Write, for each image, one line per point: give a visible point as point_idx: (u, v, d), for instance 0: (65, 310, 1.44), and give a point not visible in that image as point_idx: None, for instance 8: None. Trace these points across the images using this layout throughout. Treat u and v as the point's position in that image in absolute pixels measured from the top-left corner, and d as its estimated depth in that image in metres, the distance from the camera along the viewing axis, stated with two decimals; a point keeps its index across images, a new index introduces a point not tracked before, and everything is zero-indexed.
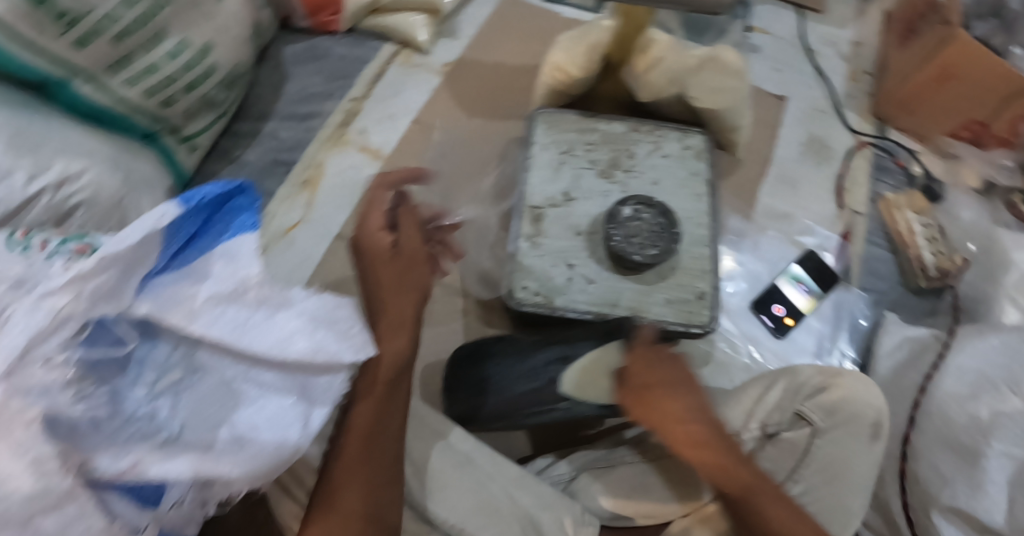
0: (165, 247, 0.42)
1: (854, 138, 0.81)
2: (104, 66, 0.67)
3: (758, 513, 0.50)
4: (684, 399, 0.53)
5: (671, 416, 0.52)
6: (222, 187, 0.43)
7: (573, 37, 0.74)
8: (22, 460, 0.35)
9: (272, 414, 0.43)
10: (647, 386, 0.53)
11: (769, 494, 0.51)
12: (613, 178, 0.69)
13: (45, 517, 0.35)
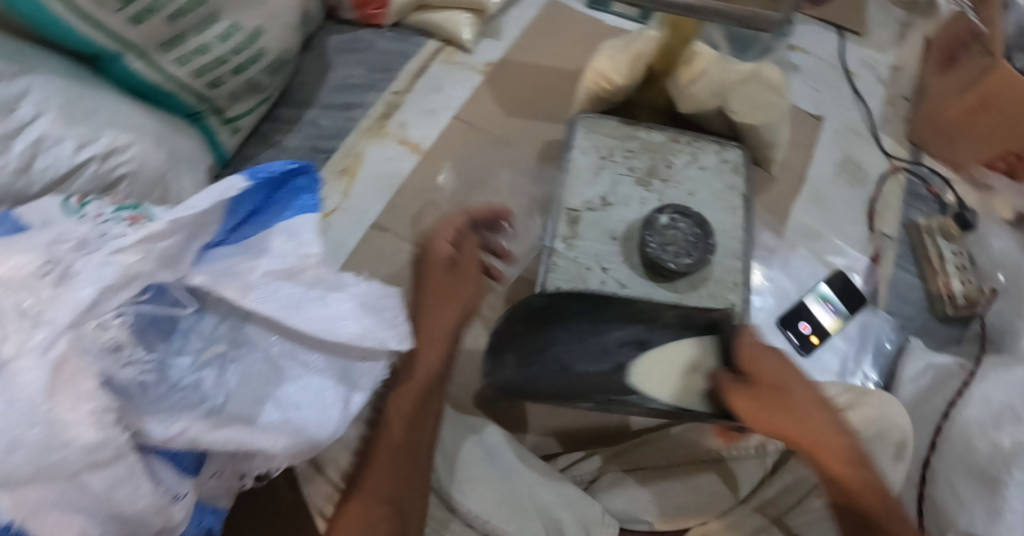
0: (226, 220, 0.44)
1: (889, 163, 0.81)
2: (157, 44, 0.68)
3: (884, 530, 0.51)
4: (811, 402, 0.52)
5: (805, 419, 0.51)
6: (287, 168, 0.45)
7: (619, 45, 0.75)
8: (82, 410, 0.34)
9: (313, 394, 0.44)
10: (777, 388, 0.52)
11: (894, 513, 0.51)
12: (650, 187, 0.69)
13: (92, 475, 0.36)
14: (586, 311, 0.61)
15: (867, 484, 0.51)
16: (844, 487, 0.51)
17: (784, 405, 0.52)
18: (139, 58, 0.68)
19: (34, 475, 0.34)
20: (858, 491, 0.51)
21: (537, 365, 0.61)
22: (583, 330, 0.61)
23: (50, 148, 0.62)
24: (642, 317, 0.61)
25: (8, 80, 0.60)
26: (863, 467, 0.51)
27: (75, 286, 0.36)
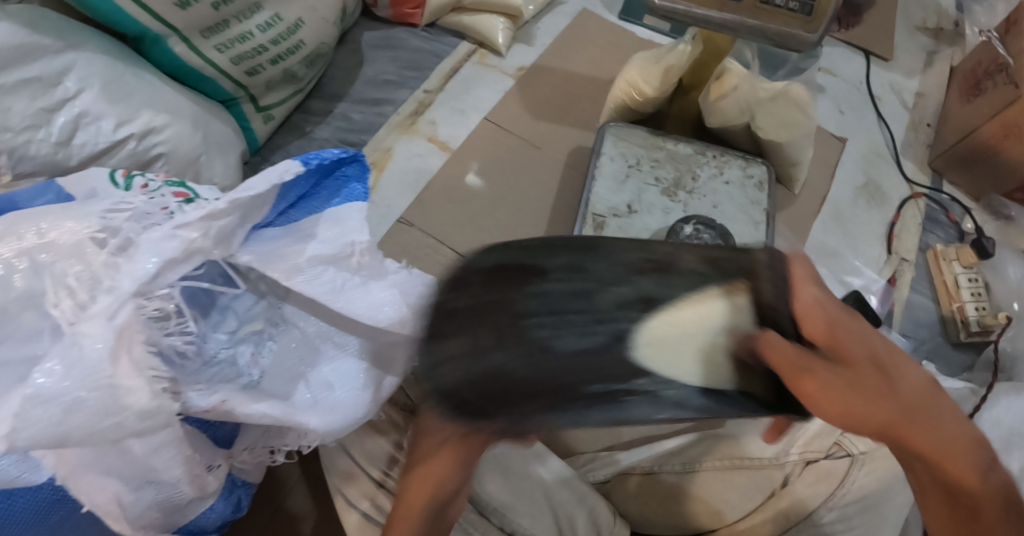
0: (279, 204, 0.45)
1: (909, 188, 0.82)
2: (200, 29, 0.70)
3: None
4: (923, 388, 0.40)
5: (914, 408, 0.39)
6: (338, 155, 0.46)
7: (649, 57, 0.75)
8: (141, 375, 0.35)
9: (344, 374, 0.45)
10: (879, 369, 0.40)
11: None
12: (675, 197, 0.70)
13: (136, 441, 0.37)
14: (568, 265, 0.45)
15: (996, 496, 0.39)
16: (965, 501, 0.40)
17: (885, 389, 0.39)
18: (181, 42, 0.70)
19: (87, 436, 0.35)
20: (984, 507, 0.39)
21: (505, 347, 0.42)
22: (569, 287, 0.44)
23: (90, 124, 0.64)
24: (656, 263, 0.46)
25: (54, 56, 0.62)
26: (991, 474, 0.40)
27: (139, 256, 0.37)
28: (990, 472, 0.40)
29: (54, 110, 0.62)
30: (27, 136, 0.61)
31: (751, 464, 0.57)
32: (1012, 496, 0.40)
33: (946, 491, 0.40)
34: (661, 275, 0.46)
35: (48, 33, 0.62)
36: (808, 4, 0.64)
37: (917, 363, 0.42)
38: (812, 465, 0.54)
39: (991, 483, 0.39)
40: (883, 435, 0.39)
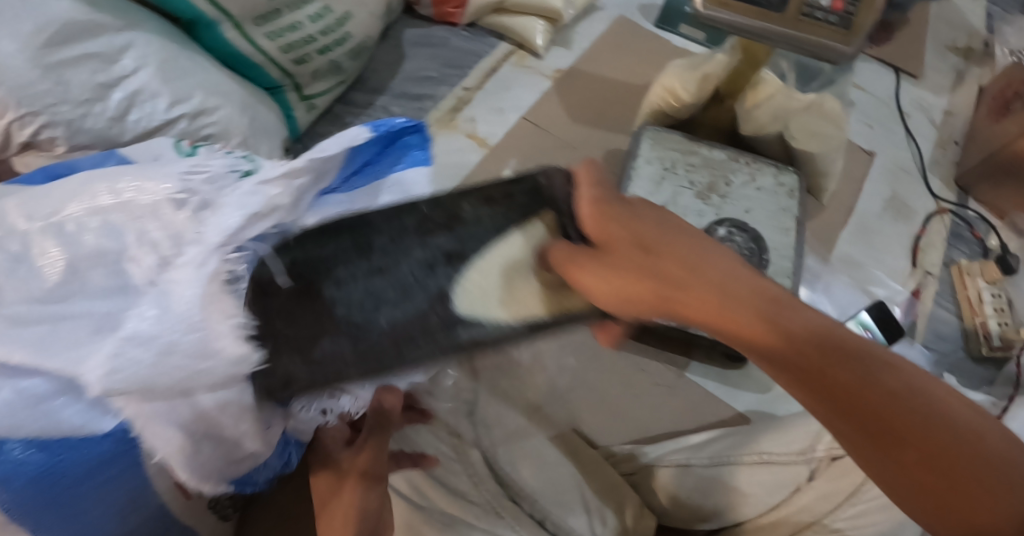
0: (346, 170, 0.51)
1: (935, 203, 0.84)
2: (252, 17, 0.72)
3: (845, 384, 0.40)
4: (692, 251, 0.44)
5: (685, 274, 0.43)
6: (404, 126, 0.53)
7: (686, 65, 0.78)
8: (228, 323, 0.42)
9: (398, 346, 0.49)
10: (644, 243, 0.44)
11: (851, 359, 0.41)
12: (708, 201, 0.72)
13: (203, 394, 0.43)
14: (353, 246, 0.45)
15: (815, 338, 0.41)
16: (781, 357, 0.41)
17: (649, 262, 0.43)
18: (233, 27, 0.72)
19: (174, 380, 0.41)
20: (804, 355, 0.41)
21: (326, 336, 0.43)
22: (366, 265, 0.45)
23: (145, 102, 0.66)
24: (441, 221, 0.46)
25: (113, 34, 0.65)
26: (801, 319, 0.42)
27: (225, 214, 0.44)
28: (798, 317, 0.42)
29: (111, 86, 0.65)
30: (84, 110, 0.63)
31: (777, 460, 0.59)
32: (833, 336, 0.41)
33: (759, 352, 0.42)
34: (453, 230, 0.46)
35: (108, 12, 0.64)
36: (847, 16, 0.65)
37: (689, 231, 0.45)
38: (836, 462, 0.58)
39: (796, 326, 0.41)
40: (665, 304, 0.43)
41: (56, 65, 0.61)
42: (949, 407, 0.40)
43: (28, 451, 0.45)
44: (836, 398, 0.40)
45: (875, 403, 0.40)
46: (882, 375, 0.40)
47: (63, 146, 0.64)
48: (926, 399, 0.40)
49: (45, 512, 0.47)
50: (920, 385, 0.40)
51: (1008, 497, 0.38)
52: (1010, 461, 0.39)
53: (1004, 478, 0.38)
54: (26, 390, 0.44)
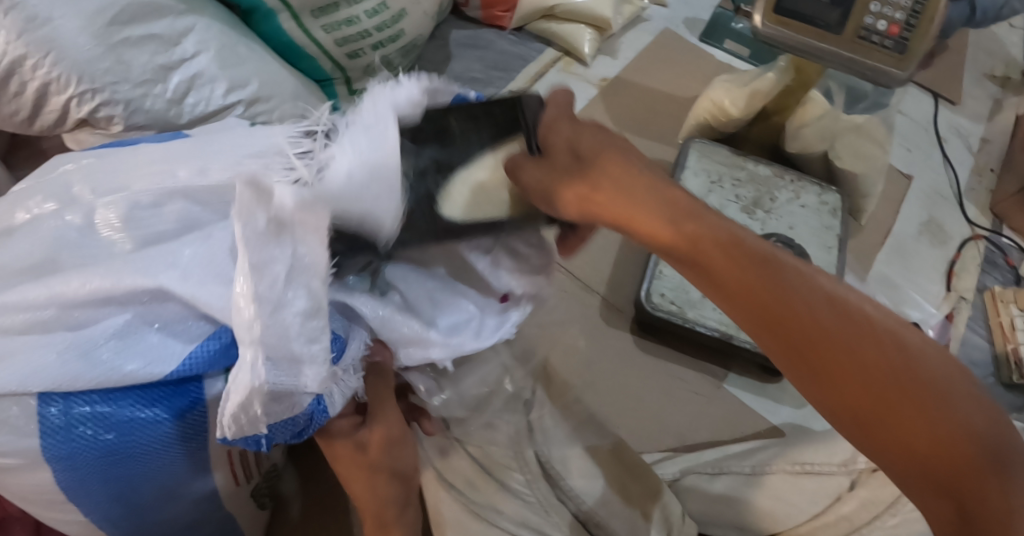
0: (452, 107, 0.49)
1: (970, 229, 0.85)
2: (309, 9, 0.75)
3: (733, 279, 0.41)
4: (618, 166, 0.46)
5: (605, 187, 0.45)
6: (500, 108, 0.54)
7: (733, 80, 0.79)
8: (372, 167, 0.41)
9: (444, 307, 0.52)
10: (574, 159, 0.46)
11: (754, 260, 0.41)
12: (754, 215, 0.73)
13: (298, 293, 0.40)
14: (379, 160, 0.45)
15: (722, 242, 0.42)
16: (680, 254, 0.43)
17: (574, 174, 0.46)
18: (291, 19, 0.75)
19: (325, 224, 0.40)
20: (709, 256, 0.42)
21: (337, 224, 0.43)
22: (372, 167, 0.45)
23: (203, 88, 0.68)
24: (432, 134, 0.47)
25: (175, 17, 0.66)
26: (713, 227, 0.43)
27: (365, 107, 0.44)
28: (709, 224, 0.43)
29: (171, 68, 0.66)
30: (143, 90, 0.64)
31: (818, 470, 0.59)
32: (744, 244, 0.42)
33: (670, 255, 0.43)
34: (442, 142, 0.47)
35: None
36: (902, 41, 0.65)
37: (626, 152, 0.47)
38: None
39: (700, 232, 0.42)
40: (586, 205, 0.45)
41: (118, 45, 0.62)
42: (872, 319, 0.39)
43: (90, 429, 0.46)
44: (739, 301, 0.41)
45: (781, 310, 0.40)
46: (796, 283, 0.40)
47: (120, 125, 0.65)
48: (840, 307, 0.39)
49: (104, 480, 0.48)
50: (844, 309, 0.40)
51: (916, 412, 0.37)
52: (924, 374, 0.38)
53: (917, 389, 0.37)
54: (104, 327, 0.45)
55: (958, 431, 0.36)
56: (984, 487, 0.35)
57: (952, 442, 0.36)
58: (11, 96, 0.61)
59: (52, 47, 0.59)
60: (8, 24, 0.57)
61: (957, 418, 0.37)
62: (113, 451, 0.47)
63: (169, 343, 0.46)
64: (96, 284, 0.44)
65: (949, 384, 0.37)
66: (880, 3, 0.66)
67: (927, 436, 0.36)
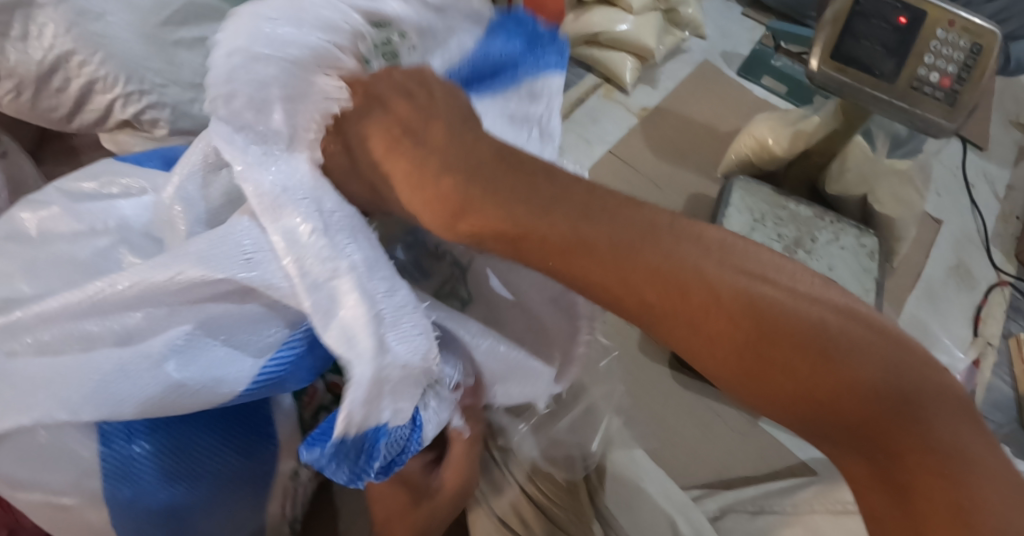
0: (470, 61, 0.53)
1: (996, 275, 0.86)
2: None
3: (595, 275, 0.40)
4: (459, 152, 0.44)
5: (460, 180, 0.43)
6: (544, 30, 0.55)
7: (778, 119, 0.80)
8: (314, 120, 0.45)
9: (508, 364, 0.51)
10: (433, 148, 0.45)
11: (607, 244, 0.40)
12: (795, 255, 0.74)
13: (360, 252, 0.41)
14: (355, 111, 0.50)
15: (592, 220, 0.41)
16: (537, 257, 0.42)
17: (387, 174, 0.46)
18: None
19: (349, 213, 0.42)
20: (589, 238, 0.41)
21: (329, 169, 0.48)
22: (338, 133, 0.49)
23: None
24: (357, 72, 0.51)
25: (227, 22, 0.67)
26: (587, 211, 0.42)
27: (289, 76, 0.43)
28: (575, 207, 0.42)
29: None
30: (192, 95, 0.65)
31: None
32: (618, 223, 0.41)
33: (540, 248, 0.41)
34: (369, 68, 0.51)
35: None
36: (953, 93, 0.66)
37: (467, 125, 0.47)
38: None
39: (523, 216, 0.41)
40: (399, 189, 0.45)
41: (170, 45, 0.64)
42: (753, 279, 0.39)
43: (155, 452, 0.44)
44: (621, 283, 0.40)
45: (663, 304, 0.39)
46: (660, 253, 0.40)
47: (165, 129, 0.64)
48: (686, 272, 0.39)
49: (166, 500, 0.45)
50: (700, 275, 0.39)
51: (816, 368, 0.37)
52: (806, 328, 0.37)
53: (808, 347, 0.37)
54: (162, 340, 0.42)
55: (851, 384, 0.36)
56: (897, 432, 0.35)
57: (854, 393, 0.36)
58: (52, 92, 0.61)
59: (101, 44, 0.60)
60: (58, 17, 0.58)
61: (854, 374, 0.36)
62: (179, 462, 0.45)
63: (235, 355, 0.43)
64: (153, 285, 0.41)
65: (830, 326, 0.37)
66: (933, 56, 0.66)
67: (827, 393, 0.36)
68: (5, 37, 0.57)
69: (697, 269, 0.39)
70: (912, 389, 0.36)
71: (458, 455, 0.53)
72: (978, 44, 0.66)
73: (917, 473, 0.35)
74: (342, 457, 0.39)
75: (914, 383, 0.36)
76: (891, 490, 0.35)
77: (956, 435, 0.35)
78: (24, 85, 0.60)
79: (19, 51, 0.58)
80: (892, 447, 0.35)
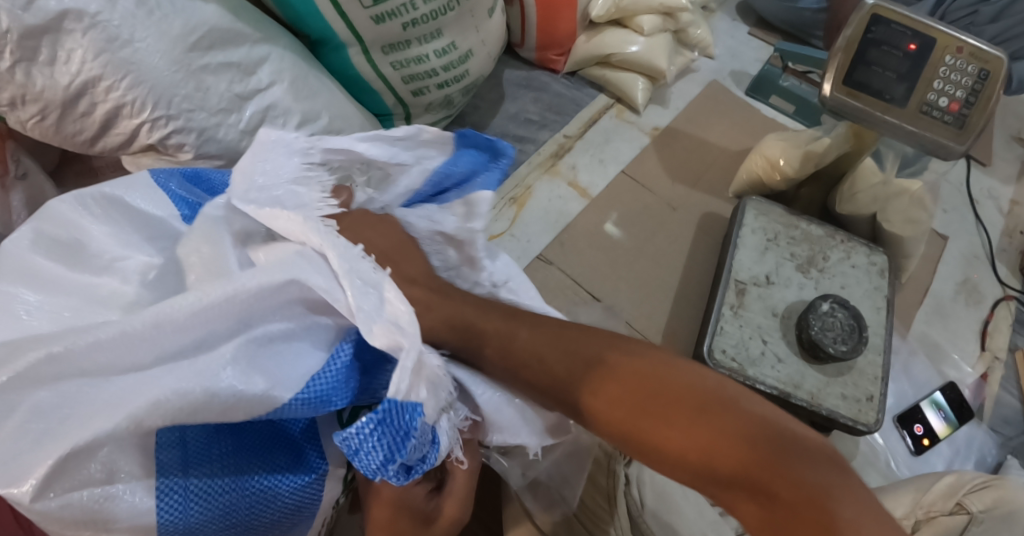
0: (432, 178, 0.59)
1: (1002, 290, 0.88)
2: (381, 45, 0.75)
3: (550, 370, 0.50)
4: (428, 276, 0.56)
5: (432, 305, 0.53)
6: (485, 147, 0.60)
7: (789, 138, 0.82)
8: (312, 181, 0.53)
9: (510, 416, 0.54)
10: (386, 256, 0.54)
11: (562, 339, 0.51)
12: (808, 274, 0.76)
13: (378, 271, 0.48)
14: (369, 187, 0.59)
15: (565, 356, 0.50)
16: (515, 356, 0.52)
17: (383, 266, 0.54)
18: (361, 53, 0.76)
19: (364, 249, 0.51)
20: (565, 372, 0.50)
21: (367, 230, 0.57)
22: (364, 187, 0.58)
23: (278, 117, 0.68)
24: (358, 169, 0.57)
25: (251, 46, 0.66)
26: (566, 344, 0.51)
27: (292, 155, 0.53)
28: (556, 341, 0.51)
29: (246, 98, 0.66)
30: (219, 120, 0.64)
31: None
32: (589, 352, 0.50)
33: (544, 386, 0.51)
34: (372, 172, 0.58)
35: (250, 24, 0.66)
36: (962, 117, 0.68)
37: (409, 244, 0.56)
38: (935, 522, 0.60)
39: (494, 320, 0.53)
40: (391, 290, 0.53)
41: (198, 70, 0.62)
42: (663, 360, 0.49)
43: (213, 478, 0.47)
44: (601, 405, 0.48)
45: (612, 390, 0.48)
46: (602, 346, 0.50)
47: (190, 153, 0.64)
48: (616, 360, 0.49)
49: (220, 526, 0.48)
50: (640, 365, 0.49)
51: (707, 414, 0.45)
52: (699, 386, 0.47)
53: (699, 403, 0.46)
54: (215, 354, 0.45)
55: (744, 423, 0.44)
56: (774, 472, 0.42)
57: (735, 436, 0.44)
58: (78, 116, 0.61)
59: (130, 70, 0.59)
60: (87, 43, 0.57)
61: (740, 413, 0.45)
62: (229, 488, 0.48)
63: (294, 360, 0.48)
64: (212, 305, 0.45)
65: (730, 394, 0.46)
66: (942, 81, 0.68)
67: (717, 444, 0.44)
68: (32, 62, 0.57)
69: (624, 353, 0.50)
70: (793, 440, 0.44)
71: (457, 484, 0.54)
72: (985, 69, 0.68)
73: (787, 501, 0.42)
74: (387, 419, 0.44)
75: (787, 434, 0.44)
76: (766, 510, 0.43)
77: (822, 478, 0.42)
78: (49, 109, 0.60)
79: (46, 76, 0.58)
80: (772, 483, 0.42)
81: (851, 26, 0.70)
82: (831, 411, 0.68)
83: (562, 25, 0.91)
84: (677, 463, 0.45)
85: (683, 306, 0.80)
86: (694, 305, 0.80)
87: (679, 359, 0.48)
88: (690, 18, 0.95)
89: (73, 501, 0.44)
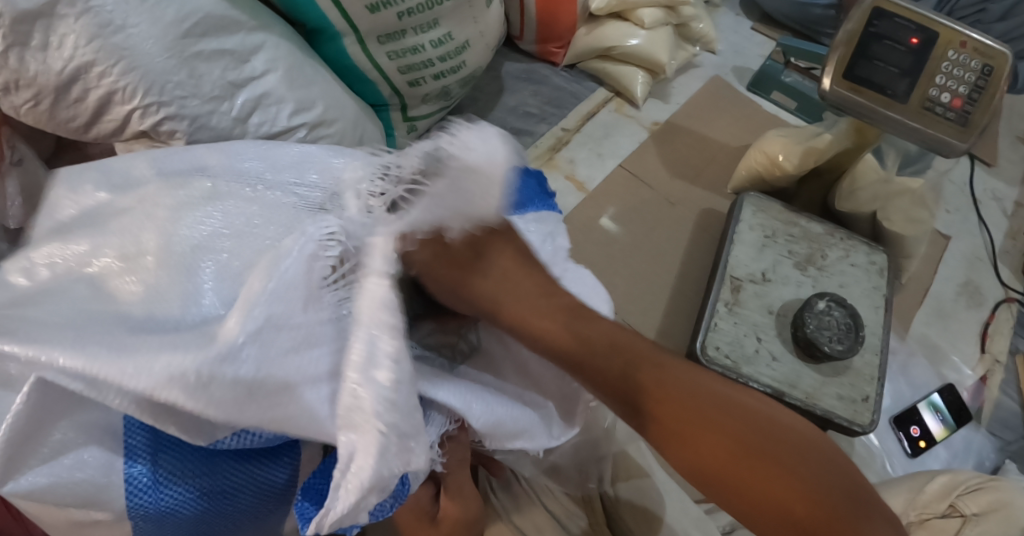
0: None
1: (1004, 291, 0.87)
2: (377, 34, 0.74)
3: (644, 392, 0.50)
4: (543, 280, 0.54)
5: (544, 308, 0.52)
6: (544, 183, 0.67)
7: (789, 135, 0.81)
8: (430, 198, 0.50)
9: (499, 415, 0.54)
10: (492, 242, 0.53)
11: (660, 367, 0.51)
12: (806, 272, 0.75)
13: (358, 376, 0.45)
14: None
15: (666, 391, 0.50)
16: (615, 381, 0.51)
17: (498, 267, 0.53)
18: (356, 42, 0.75)
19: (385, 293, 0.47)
20: (676, 414, 0.49)
21: None
22: None
23: (269, 107, 0.67)
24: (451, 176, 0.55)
25: (246, 33, 0.65)
26: (667, 373, 0.51)
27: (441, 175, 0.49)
28: (674, 377, 0.51)
29: (238, 86, 0.65)
30: (211, 107, 0.63)
31: None
32: (692, 385, 0.50)
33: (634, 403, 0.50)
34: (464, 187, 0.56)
35: (243, 10, 0.65)
36: (965, 114, 0.66)
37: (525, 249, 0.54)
38: (927, 523, 0.59)
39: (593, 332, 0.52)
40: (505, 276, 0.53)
41: (190, 57, 0.61)
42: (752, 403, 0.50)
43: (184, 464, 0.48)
44: (688, 447, 0.49)
45: (707, 436, 0.48)
46: (698, 383, 0.50)
47: (182, 140, 0.63)
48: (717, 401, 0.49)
49: (195, 509, 0.49)
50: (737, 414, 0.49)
51: (793, 473, 0.47)
52: (786, 437, 0.48)
53: (781, 459, 0.47)
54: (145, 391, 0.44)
55: (829, 484, 0.47)
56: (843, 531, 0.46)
57: (818, 494, 0.46)
58: (70, 102, 0.60)
59: (122, 56, 0.58)
60: (79, 28, 0.57)
61: (825, 476, 0.47)
62: (201, 472, 0.48)
63: None
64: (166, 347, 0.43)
65: (821, 448, 0.49)
66: (944, 77, 0.67)
67: (799, 496, 0.46)
68: (25, 46, 0.57)
69: (727, 403, 0.50)
70: (868, 507, 0.47)
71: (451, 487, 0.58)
72: (989, 65, 0.67)
73: None
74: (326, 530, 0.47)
75: (866, 498, 0.48)
76: None
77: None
78: (43, 95, 0.59)
79: (39, 61, 0.58)
80: None
81: (851, 20, 0.69)
82: (827, 411, 0.67)
83: (562, 18, 0.90)
84: (755, 509, 0.48)
85: (681, 303, 0.79)
86: (692, 302, 0.79)
87: (769, 404, 0.50)
88: (692, 11, 0.94)
89: (42, 484, 0.45)
